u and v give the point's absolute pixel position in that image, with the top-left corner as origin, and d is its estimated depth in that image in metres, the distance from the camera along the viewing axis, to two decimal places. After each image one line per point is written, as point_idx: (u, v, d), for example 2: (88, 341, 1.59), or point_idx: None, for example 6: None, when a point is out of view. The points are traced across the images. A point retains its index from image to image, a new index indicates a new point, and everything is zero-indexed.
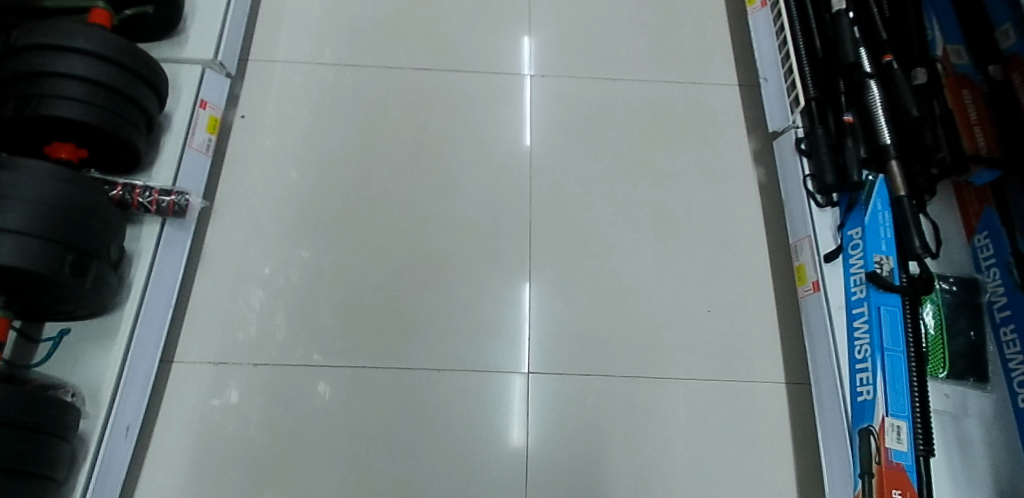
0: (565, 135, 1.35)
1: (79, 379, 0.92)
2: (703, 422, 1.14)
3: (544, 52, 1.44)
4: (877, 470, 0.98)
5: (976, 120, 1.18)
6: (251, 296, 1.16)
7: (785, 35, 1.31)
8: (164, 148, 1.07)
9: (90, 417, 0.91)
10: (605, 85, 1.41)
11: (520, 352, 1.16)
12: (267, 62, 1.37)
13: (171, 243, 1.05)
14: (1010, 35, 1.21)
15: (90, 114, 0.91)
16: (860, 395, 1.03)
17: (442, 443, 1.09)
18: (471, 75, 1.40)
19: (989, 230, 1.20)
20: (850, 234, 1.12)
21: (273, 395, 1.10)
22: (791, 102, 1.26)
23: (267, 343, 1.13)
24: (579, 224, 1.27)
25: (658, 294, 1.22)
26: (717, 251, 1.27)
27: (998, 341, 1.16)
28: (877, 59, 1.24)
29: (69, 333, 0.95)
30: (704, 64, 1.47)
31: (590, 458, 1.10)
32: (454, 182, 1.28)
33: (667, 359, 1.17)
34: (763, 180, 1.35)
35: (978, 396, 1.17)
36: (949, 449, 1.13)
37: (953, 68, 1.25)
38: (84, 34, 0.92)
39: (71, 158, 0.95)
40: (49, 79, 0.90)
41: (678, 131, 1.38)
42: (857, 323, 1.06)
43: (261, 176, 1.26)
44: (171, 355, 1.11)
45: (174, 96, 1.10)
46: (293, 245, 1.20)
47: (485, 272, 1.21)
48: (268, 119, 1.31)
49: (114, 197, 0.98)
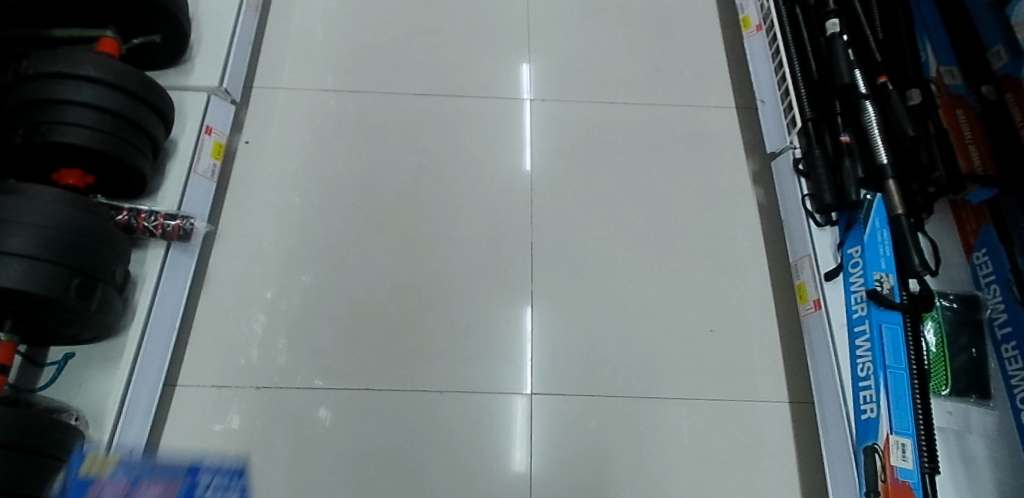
0: (564, 158, 1.36)
1: (83, 403, 0.92)
2: (707, 444, 1.13)
3: (544, 77, 1.47)
4: (883, 488, 0.98)
5: (971, 139, 1.21)
6: (253, 320, 1.16)
7: (780, 58, 1.33)
8: (170, 172, 1.08)
9: (93, 441, 0.91)
10: (603, 109, 1.43)
11: (522, 373, 1.16)
12: (271, 88, 1.40)
13: (176, 265, 1.07)
14: (1001, 56, 1.24)
15: (98, 140, 0.92)
16: (864, 413, 1.03)
17: (445, 467, 1.09)
18: (473, 100, 1.42)
19: (988, 247, 1.22)
20: (850, 252, 1.13)
21: (275, 420, 1.09)
22: (789, 123, 1.29)
23: (269, 368, 1.13)
24: (579, 246, 1.27)
25: (659, 315, 1.22)
26: (718, 271, 1.28)
27: (1000, 358, 1.17)
28: (872, 80, 1.27)
29: (73, 357, 0.95)
30: (701, 88, 1.49)
31: (594, 481, 1.10)
32: (455, 205, 1.29)
33: (670, 380, 1.17)
34: (761, 200, 1.36)
35: (981, 413, 1.16)
36: (954, 467, 1.13)
37: (947, 89, 1.27)
38: (93, 62, 0.93)
39: (78, 184, 0.96)
40: (57, 107, 0.91)
41: (677, 153, 1.39)
42: (859, 341, 1.07)
43: (264, 201, 1.27)
44: (175, 378, 1.11)
45: (180, 123, 1.12)
46: (296, 269, 1.21)
47: (487, 294, 1.22)
48: (272, 144, 1.33)
49: (120, 222, 0.98)
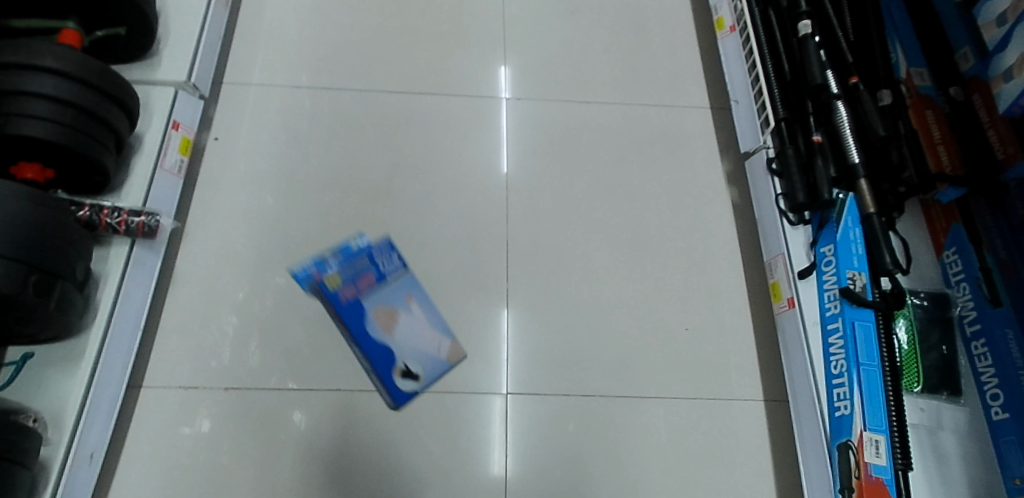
0: (540, 157, 1.36)
1: (42, 404, 0.89)
2: (683, 443, 1.13)
3: (519, 76, 1.47)
4: (857, 485, 0.98)
5: (940, 140, 1.24)
6: (222, 322, 1.14)
7: (754, 58, 1.34)
8: (135, 168, 1.06)
9: (53, 444, 0.88)
10: (578, 108, 1.43)
11: (498, 372, 1.15)
12: (242, 85, 1.38)
13: (141, 263, 1.04)
14: (969, 58, 1.26)
15: (60, 133, 0.90)
16: (838, 410, 1.04)
17: (419, 469, 1.07)
18: (447, 98, 1.41)
19: (957, 246, 1.24)
20: (823, 251, 1.15)
21: (245, 423, 1.07)
22: (762, 123, 1.30)
23: (238, 370, 1.10)
24: (555, 244, 1.27)
25: (634, 313, 1.22)
26: (693, 269, 1.28)
27: (970, 355, 1.19)
28: (844, 80, 1.29)
29: (32, 357, 0.92)
30: (676, 88, 1.50)
31: (570, 481, 1.09)
32: (429, 203, 1.28)
33: (646, 378, 1.17)
34: (736, 199, 1.37)
35: (952, 409, 1.17)
36: (926, 463, 1.13)
37: (917, 90, 1.30)
38: (54, 53, 0.91)
39: (38, 179, 0.93)
40: (16, 98, 0.88)
41: (651, 153, 1.40)
42: (833, 338, 1.08)
43: (235, 199, 1.25)
44: (140, 379, 1.08)
45: (145, 118, 1.09)
46: (267, 270, 1.19)
47: (462, 293, 1.21)
48: (242, 142, 1.31)
49: (81, 218, 0.95)
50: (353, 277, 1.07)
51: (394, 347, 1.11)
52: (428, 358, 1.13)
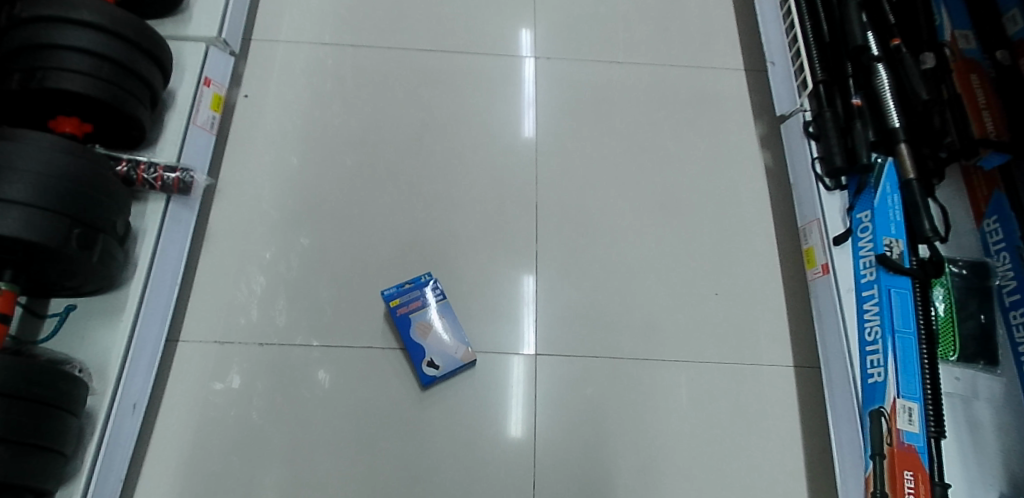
0: (569, 118, 1.34)
1: (86, 355, 0.92)
2: (710, 407, 1.13)
3: (548, 35, 1.43)
4: (888, 451, 0.98)
5: (984, 105, 1.18)
6: (252, 281, 1.15)
7: (792, 18, 1.31)
8: (169, 123, 1.06)
9: (98, 394, 0.91)
10: (608, 68, 1.41)
11: (523, 333, 1.15)
12: (270, 41, 1.37)
13: (176, 219, 1.06)
14: (1017, 20, 1.20)
15: (96, 87, 0.90)
16: (871, 377, 1.02)
17: (448, 426, 1.08)
18: (475, 57, 1.39)
19: (998, 215, 1.20)
20: (859, 217, 1.12)
21: (275, 379, 1.09)
22: (799, 86, 1.27)
23: (268, 328, 1.12)
24: (584, 206, 1.26)
25: (663, 276, 1.21)
26: (724, 233, 1.26)
27: (1008, 325, 1.16)
28: (885, 43, 1.25)
29: (75, 309, 0.94)
30: (709, 48, 1.46)
31: (596, 441, 1.09)
32: (457, 163, 1.27)
33: (674, 342, 1.17)
34: (769, 163, 1.34)
35: (988, 379, 1.15)
36: (959, 431, 1.12)
37: (961, 53, 1.25)
38: (89, 6, 0.91)
39: (77, 133, 0.94)
40: (53, 52, 0.88)
41: (684, 114, 1.37)
42: (868, 304, 1.06)
43: (264, 157, 1.25)
44: (177, 334, 1.10)
45: (178, 73, 1.10)
46: (296, 229, 1.19)
47: (491, 255, 1.20)
48: (271, 100, 1.31)
49: (119, 173, 0.97)
50: (409, 299, 1.12)
51: (417, 344, 1.09)
52: (453, 355, 1.10)
